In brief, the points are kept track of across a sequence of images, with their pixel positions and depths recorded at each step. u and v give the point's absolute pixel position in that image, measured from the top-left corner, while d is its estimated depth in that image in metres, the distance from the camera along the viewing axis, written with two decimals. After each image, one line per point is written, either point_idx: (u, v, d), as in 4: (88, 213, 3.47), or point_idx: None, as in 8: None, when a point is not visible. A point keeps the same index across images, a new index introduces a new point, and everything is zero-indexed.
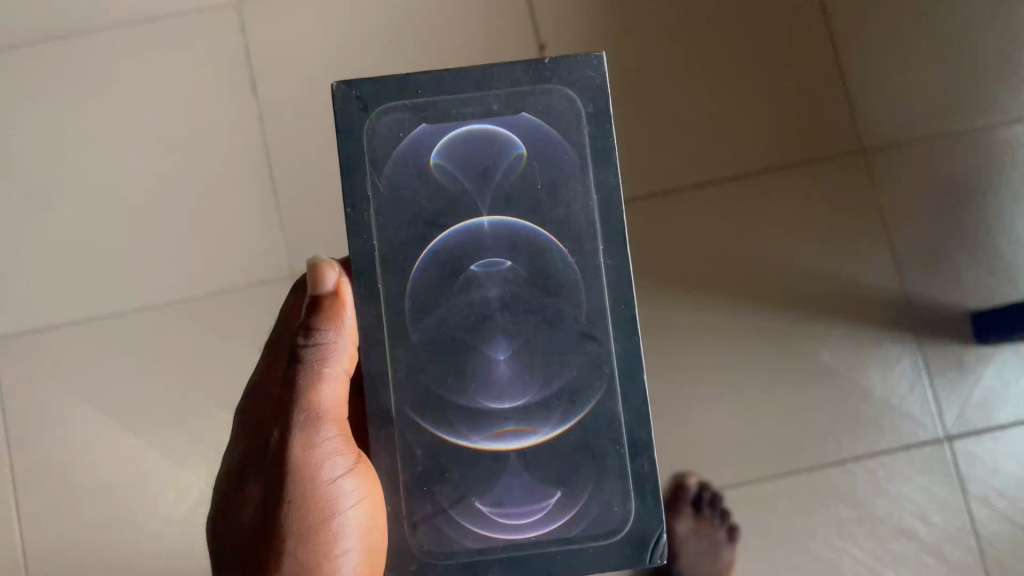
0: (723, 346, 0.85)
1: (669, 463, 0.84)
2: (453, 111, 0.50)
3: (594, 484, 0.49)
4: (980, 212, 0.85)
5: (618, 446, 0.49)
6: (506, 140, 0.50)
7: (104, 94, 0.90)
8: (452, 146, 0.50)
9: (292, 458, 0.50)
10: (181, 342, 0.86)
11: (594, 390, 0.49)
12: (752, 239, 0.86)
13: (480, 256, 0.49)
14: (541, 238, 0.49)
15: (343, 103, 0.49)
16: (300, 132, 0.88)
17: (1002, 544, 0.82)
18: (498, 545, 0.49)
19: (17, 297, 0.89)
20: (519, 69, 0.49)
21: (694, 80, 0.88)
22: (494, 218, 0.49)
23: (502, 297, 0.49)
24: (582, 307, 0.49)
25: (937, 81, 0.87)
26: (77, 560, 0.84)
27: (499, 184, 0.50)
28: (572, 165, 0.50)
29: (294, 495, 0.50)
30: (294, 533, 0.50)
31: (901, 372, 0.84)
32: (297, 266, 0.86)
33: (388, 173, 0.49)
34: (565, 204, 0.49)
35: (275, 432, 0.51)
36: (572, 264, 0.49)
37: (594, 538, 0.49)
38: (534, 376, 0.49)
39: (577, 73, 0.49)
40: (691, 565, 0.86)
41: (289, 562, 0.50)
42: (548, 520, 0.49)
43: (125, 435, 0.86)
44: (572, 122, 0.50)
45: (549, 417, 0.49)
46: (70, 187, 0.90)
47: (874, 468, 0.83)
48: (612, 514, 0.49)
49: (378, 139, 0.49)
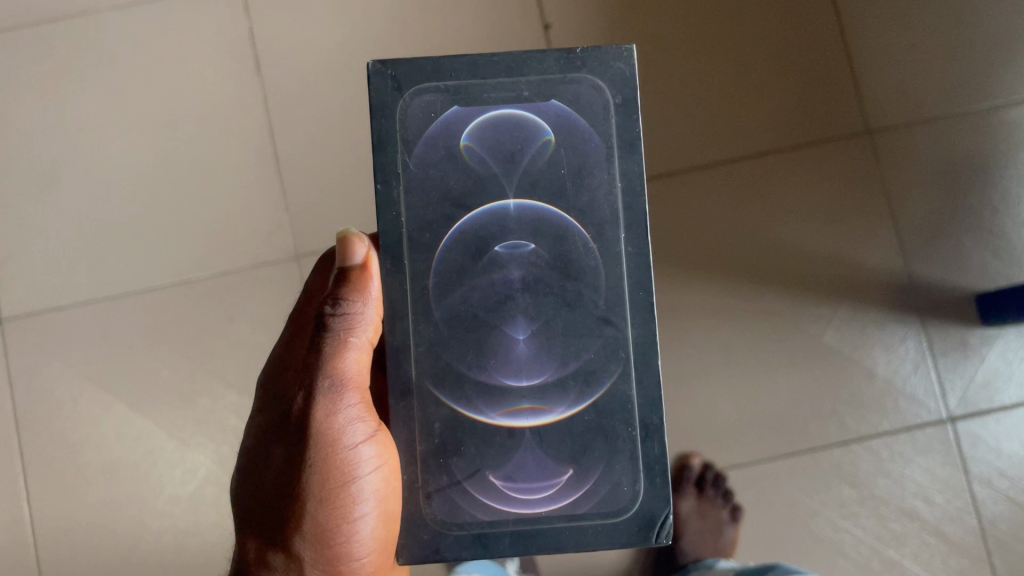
0: (729, 328, 0.85)
1: (675, 444, 0.85)
2: (484, 95, 0.50)
3: (605, 463, 0.49)
4: (984, 194, 0.86)
5: (631, 428, 0.49)
6: (534, 126, 0.50)
7: (108, 74, 0.90)
8: (483, 130, 0.50)
9: (314, 422, 0.50)
10: (187, 322, 0.86)
11: (610, 371, 0.49)
12: (757, 220, 0.86)
13: (504, 238, 0.49)
14: (564, 222, 0.50)
15: (378, 82, 0.49)
16: (307, 112, 0.87)
17: (1002, 524, 0.83)
18: (509, 519, 0.49)
19: (23, 276, 0.88)
20: (552, 57, 0.49)
21: (703, 61, 0.88)
22: (520, 202, 0.49)
23: (524, 279, 0.49)
24: (602, 291, 0.49)
25: (944, 64, 0.87)
26: (85, 539, 0.85)
27: (526, 168, 0.50)
28: (598, 153, 0.50)
29: (315, 459, 0.50)
30: (314, 495, 0.50)
31: (904, 353, 0.85)
32: (304, 247, 0.85)
33: (419, 152, 0.50)
34: (589, 191, 0.50)
35: (298, 397, 0.51)
36: (594, 250, 0.49)
37: (603, 517, 0.49)
38: (551, 355, 0.49)
39: (608, 65, 0.50)
40: (695, 544, 0.88)
41: (309, 522, 0.50)
42: (558, 496, 0.49)
43: (130, 416, 0.86)
44: (600, 112, 0.50)
45: (565, 396, 0.49)
46: (73, 167, 0.90)
47: (876, 448, 0.84)
48: (621, 494, 0.49)
49: (410, 119, 0.50)
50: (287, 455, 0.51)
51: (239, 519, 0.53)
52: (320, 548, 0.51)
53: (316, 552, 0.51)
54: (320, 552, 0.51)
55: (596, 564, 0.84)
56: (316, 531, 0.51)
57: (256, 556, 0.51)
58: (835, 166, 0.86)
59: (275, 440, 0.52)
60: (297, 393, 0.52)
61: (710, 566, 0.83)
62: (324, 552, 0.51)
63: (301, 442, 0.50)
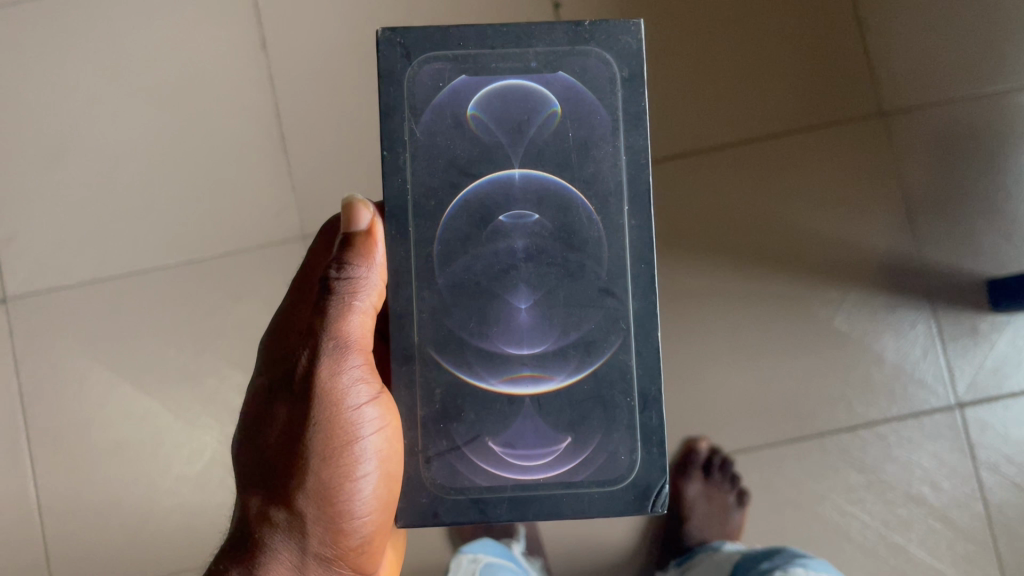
0: (735, 311, 0.84)
1: (681, 428, 0.85)
2: (492, 65, 0.49)
3: (603, 432, 0.49)
4: (997, 178, 0.85)
5: (629, 398, 0.49)
6: (541, 97, 0.50)
7: (115, 52, 0.90)
8: (490, 99, 0.50)
9: (319, 381, 0.50)
10: (193, 301, 0.86)
11: (610, 342, 0.49)
12: (769, 204, 0.85)
13: (509, 207, 0.49)
14: (568, 192, 0.49)
15: (386, 50, 0.49)
16: (313, 91, 0.87)
17: (1010, 511, 0.82)
18: (507, 484, 0.49)
19: (28, 255, 0.88)
20: (560, 30, 0.49)
21: (714, 45, 0.87)
22: (525, 171, 0.49)
23: (527, 248, 0.49)
24: (604, 262, 0.49)
25: (958, 46, 0.87)
26: (90, 518, 0.85)
27: (533, 138, 0.50)
28: (604, 126, 0.49)
29: (319, 417, 0.50)
30: (318, 452, 0.50)
31: (914, 337, 0.84)
32: (310, 226, 0.85)
33: (425, 120, 0.49)
34: (595, 162, 0.49)
35: (302, 356, 0.50)
36: (597, 222, 0.49)
37: (600, 484, 0.49)
38: (553, 325, 0.49)
39: (615, 38, 0.49)
40: (701, 527, 0.87)
41: (312, 479, 0.49)
42: (556, 464, 0.49)
43: (136, 395, 0.86)
44: (607, 85, 0.49)
45: (565, 364, 0.49)
46: (79, 146, 0.89)
47: (884, 433, 0.83)
48: (619, 463, 0.49)
49: (418, 87, 0.49)
50: (291, 414, 0.50)
51: (239, 479, 0.51)
52: (324, 505, 0.50)
53: (320, 511, 0.50)
54: (324, 510, 0.50)
55: (605, 543, 0.84)
56: (319, 488, 0.50)
57: (259, 513, 0.50)
58: (847, 148, 0.86)
59: (278, 400, 0.51)
60: (300, 353, 0.51)
61: (717, 548, 0.82)
62: (326, 510, 0.50)
63: (305, 401, 0.50)
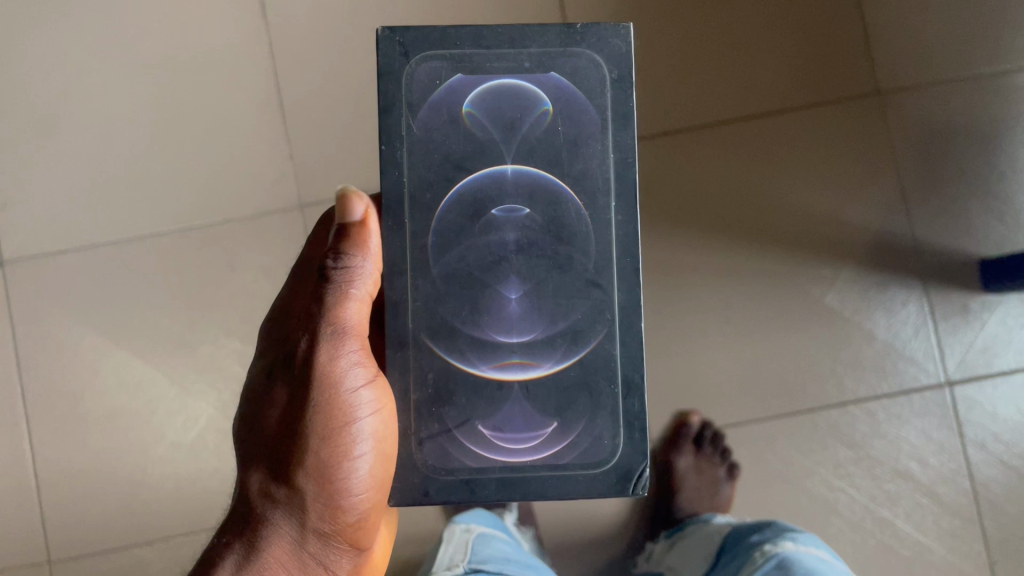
0: (729, 289, 0.85)
1: (670, 402, 0.85)
2: (487, 65, 0.50)
3: (587, 417, 0.50)
4: (994, 159, 0.85)
5: (613, 384, 0.50)
6: (533, 96, 0.51)
7: (111, 18, 0.89)
8: (485, 97, 0.50)
9: (317, 365, 0.50)
10: (189, 270, 0.86)
11: (595, 332, 0.50)
12: (764, 180, 0.86)
13: (502, 201, 0.50)
14: (558, 188, 0.50)
15: (386, 48, 0.50)
16: (310, 62, 0.87)
17: (996, 487, 0.83)
18: (494, 466, 0.50)
19: (25, 222, 0.88)
20: (552, 31, 0.50)
21: (712, 23, 0.87)
22: (518, 167, 0.50)
23: (518, 241, 0.50)
24: (591, 254, 0.50)
25: (959, 24, 0.86)
26: (86, 484, 0.85)
27: (525, 135, 0.50)
28: (593, 124, 0.50)
29: (318, 399, 0.50)
30: (317, 432, 0.50)
31: (906, 316, 0.85)
32: (306, 198, 0.85)
33: (422, 116, 0.50)
34: (584, 160, 0.50)
35: (301, 341, 0.51)
36: (586, 216, 0.50)
37: (583, 467, 0.50)
38: (541, 314, 0.50)
39: (605, 41, 0.50)
40: (690, 501, 0.87)
41: (311, 458, 0.50)
42: (542, 447, 0.50)
43: (132, 362, 0.86)
44: (596, 86, 0.50)
45: (553, 352, 0.50)
46: (75, 113, 0.89)
47: (873, 410, 0.84)
48: (601, 446, 0.50)
49: (415, 84, 0.50)
50: (291, 396, 0.51)
51: (241, 458, 0.52)
52: (323, 483, 0.50)
53: (319, 489, 0.50)
54: (323, 489, 0.50)
55: (595, 517, 0.85)
56: (318, 466, 0.50)
57: (259, 490, 0.50)
58: (844, 127, 0.86)
59: (279, 382, 0.52)
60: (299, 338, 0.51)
61: (707, 519, 0.82)
62: (325, 488, 0.50)
63: (304, 384, 0.50)
